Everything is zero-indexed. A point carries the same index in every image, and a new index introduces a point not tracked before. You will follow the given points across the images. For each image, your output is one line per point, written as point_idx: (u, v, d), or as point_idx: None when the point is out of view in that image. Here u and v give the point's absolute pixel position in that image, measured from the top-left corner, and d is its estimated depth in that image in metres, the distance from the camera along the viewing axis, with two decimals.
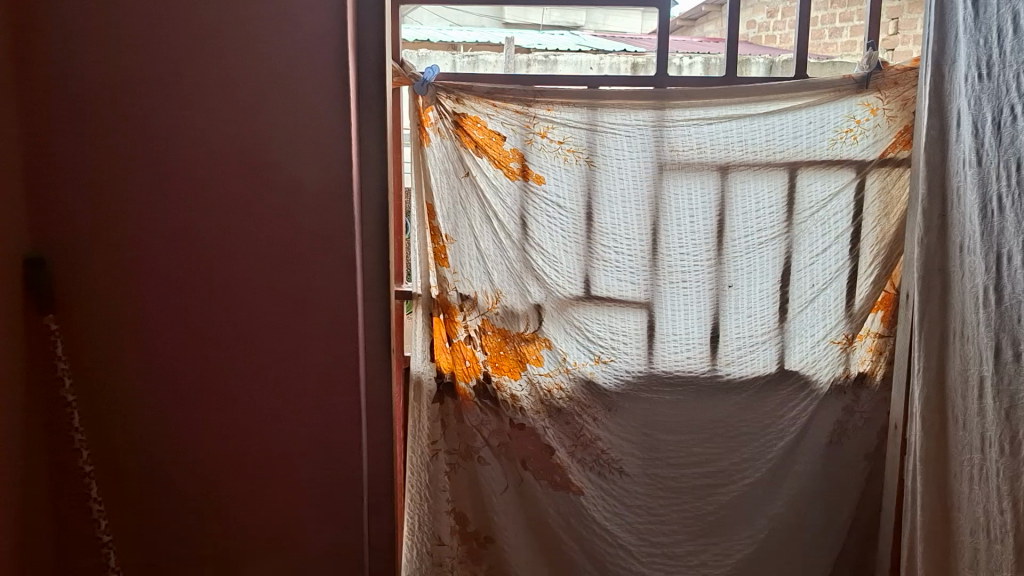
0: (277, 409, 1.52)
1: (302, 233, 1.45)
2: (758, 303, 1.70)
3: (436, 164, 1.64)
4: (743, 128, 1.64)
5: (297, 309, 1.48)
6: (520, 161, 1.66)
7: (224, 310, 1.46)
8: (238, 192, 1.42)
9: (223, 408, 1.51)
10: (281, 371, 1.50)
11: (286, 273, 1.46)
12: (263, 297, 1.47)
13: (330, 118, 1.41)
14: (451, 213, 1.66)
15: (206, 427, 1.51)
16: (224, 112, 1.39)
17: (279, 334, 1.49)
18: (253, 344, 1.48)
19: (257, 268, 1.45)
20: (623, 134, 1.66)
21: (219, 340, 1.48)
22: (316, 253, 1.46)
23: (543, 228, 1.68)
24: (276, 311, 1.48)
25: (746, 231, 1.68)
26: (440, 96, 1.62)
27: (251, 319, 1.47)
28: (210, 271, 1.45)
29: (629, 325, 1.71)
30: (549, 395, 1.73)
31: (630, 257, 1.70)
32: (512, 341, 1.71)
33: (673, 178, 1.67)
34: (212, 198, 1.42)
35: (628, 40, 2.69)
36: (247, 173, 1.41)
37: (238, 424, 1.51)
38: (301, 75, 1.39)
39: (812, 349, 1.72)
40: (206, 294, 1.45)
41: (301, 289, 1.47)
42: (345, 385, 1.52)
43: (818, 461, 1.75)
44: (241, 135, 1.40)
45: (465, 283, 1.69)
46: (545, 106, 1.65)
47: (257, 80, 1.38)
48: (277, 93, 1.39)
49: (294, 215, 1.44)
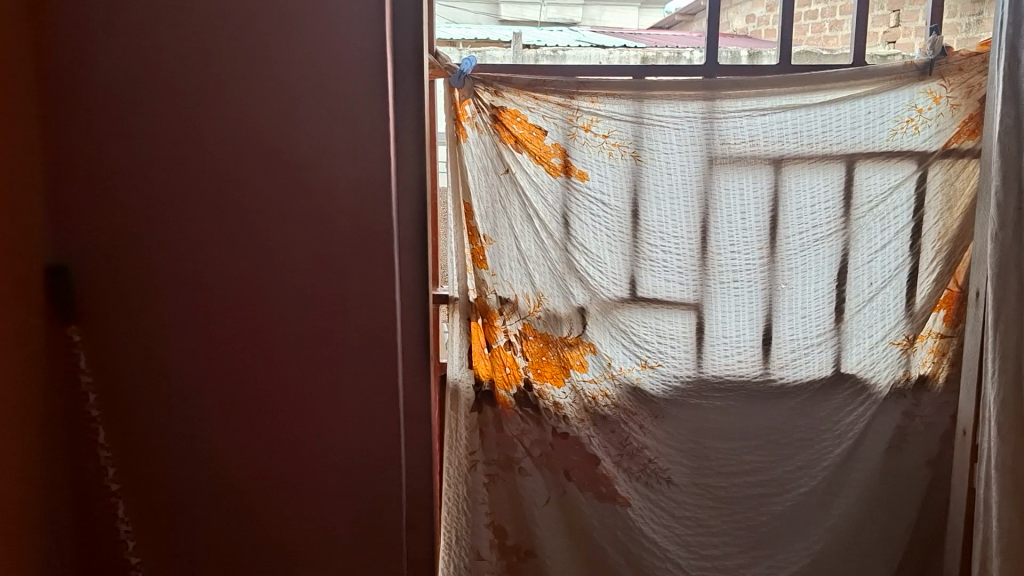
0: (314, 421, 1.43)
1: (341, 233, 1.36)
2: (812, 304, 1.62)
3: (473, 162, 1.57)
4: (799, 118, 1.55)
5: (335, 314, 1.39)
6: (562, 157, 1.58)
7: (259, 317, 1.38)
8: (273, 191, 1.33)
9: (258, 421, 1.42)
10: (319, 381, 1.42)
11: (324, 276, 1.37)
12: (299, 302, 1.38)
13: (372, 110, 1.32)
14: (490, 214, 1.58)
15: (240, 443, 1.43)
16: (259, 106, 1.30)
17: (317, 341, 1.40)
18: (290, 352, 1.40)
19: (293, 273, 1.37)
20: (671, 128, 1.57)
21: (254, 349, 1.39)
22: (356, 254, 1.37)
23: (586, 227, 1.60)
24: (313, 317, 1.39)
25: (801, 228, 1.59)
26: (478, 88, 1.54)
27: (286, 325, 1.39)
28: (244, 277, 1.36)
29: (677, 328, 1.63)
30: (593, 402, 1.65)
31: (678, 257, 1.61)
32: (554, 346, 1.63)
33: (724, 173, 1.58)
34: (247, 200, 1.33)
35: (627, 36, 2.47)
36: (284, 171, 1.33)
37: (274, 438, 1.43)
38: (340, 65, 1.30)
39: (871, 351, 1.63)
40: (240, 302, 1.37)
41: (339, 293, 1.38)
42: (385, 394, 1.44)
43: (877, 468, 1.67)
44: (277, 132, 1.31)
45: (505, 286, 1.61)
46: (589, 98, 1.56)
47: (294, 71, 1.29)
48: (314, 86, 1.30)
49: (334, 214, 1.35)
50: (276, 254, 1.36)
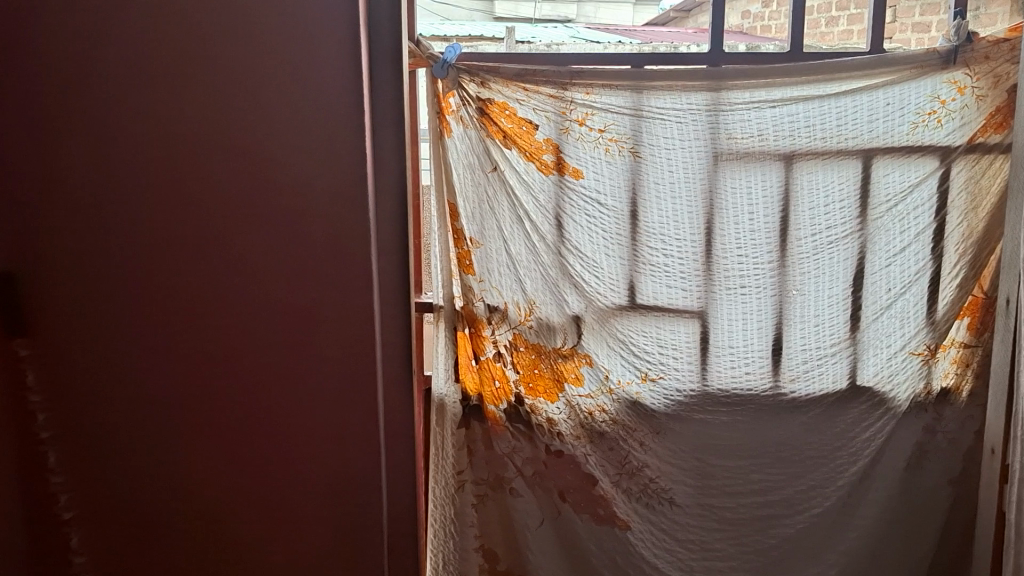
0: (286, 443, 1.31)
1: (313, 238, 1.24)
2: (826, 312, 1.50)
3: (458, 158, 1.46)
4: (812, 110, 1.43)
5: (308, 327, 1.27)
6: (554, 153, 1.46)
7: (224, 330, 1.26)
8: (238, 193, 1.21)
9: (225, 444, 1.30)
10: (291, 400, 1.29)
11: (296, 285, 1.25)
12: (269, 313, 1.26)
13: (345, 103, 1.20)
14: (476, 214, 1.48)
15: (206, 468, 1.31)
16: (220, 100, 1.18)
17: (289, 356, 1.28)
18: (259, 368, 1.28)
19: (261, 282, 1.25)
20: (672, 122, 1.45)
21: (219, 366, 1.27)
22: (331, 260, 1.25)
23: (581, 229, 1.48)
24: (284, 330, 1.27)
25: (813, 229, 1.47)
26: (462, 79, 1.43)
27: (254, 339, 1.27)
28: (207, 287, 1.24)
29: (679, 338, 1.51)
30: (590, 418, 1.53)
31: (681, 261, 1.49)
32: (547, 359, 1.51)
33: (730, 169, 1.46)
34: (209, 204, 1.21)
35: (623, 32, 2.34)
36: (249, 170, 1.20)
37: (243, 462, 1.31)
38: (308, 54, 1.18)
39: (889, 362, 1.51)
40: (203, 314, 1.25)
41: (312, 304, 1.26)
42: (364, 412, 1.32)
43: (896, 488, 1.56)
44: (241, 127, 1.19)
45: (494, 293, 1.50)
46: (583, 89, 1.45)
47: (257, 61, 1.17)
48: (281, 78, 1.18)
49: (305, 217, 1.23)
50: (241, 262, 1.24)
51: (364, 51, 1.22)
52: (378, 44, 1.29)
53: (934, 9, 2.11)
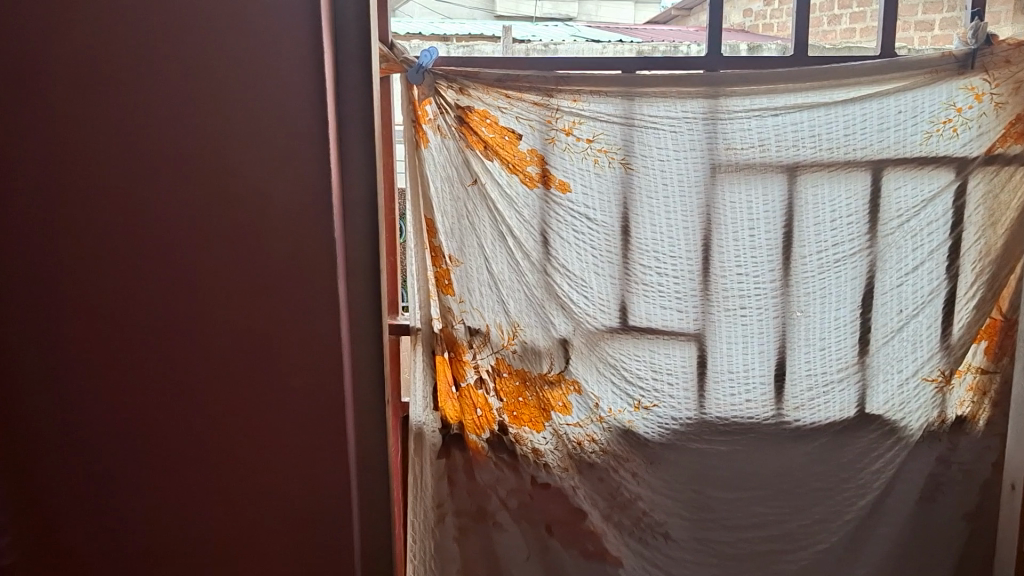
0: (247, 484, 1.20)
1: (275, 261, 1.13)
2: (832, 335, 1.40)
3: (436, 170, 1.36)
4: (817, 119, 1.33)
5: (268, 358, 1.16)
6: (540, 165, 1.36)
7: (178, 362, 1.15)
8: (192, 212, 1.11)
9: (181, 485, 1.20)
10: (252, 436, 1.19)
11: (257, 312, 1.15)
12: (227, 343, 1.15)
13: (309, 114, 1.09)
14: (455, 230, 1.37)
15: (160, 510, 1.20)
16: (169, 110, 1.07)
17: (249, 389, 1.17)
18: (217, 403, 1.17)
19: (218, 310, 1.14)
20: (666, 131, 1.34)
21: (174, 401, 1.17)
22: (294, 285, 1.14)
23: (569, 246, 1.38)
24: (243, 363, 1.16)
25: (819, 246, 1.37)
26: (440, 86, 1.33)
27: (212, 371, 1.16)
28: (159, 315, 1.14)
29: (675, 363, 1.41)
30: (579, 448, 1.42)
31: (676, 280, 1.39)
32: (533, 386, 1.41)
33: (729, 182, 1.36)
34: (158, 225, 1.11)
35: (621, 32, 2.21)
36: (203, 187, 1.10)
37: (202, 503, 1.21)
38: (267, 61, 1.07)
39: (901, 389, 1.41)
40: (154, 345, 1.15)
41: (274, 333, 1.16)
42: (332, 452, 1.21)
43: (906, 523, 1.45)
44: (193, 142, 1.09)
45: (474, 314, 1.39)
46: (570, 96, 1.34)
47: (211, 69, 1.07)
48: (236, 86, 1.07)
49: (266, 239, 1.12)
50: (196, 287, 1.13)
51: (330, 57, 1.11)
52: (345, 48, 1.18)
53: (937, 7, 2.01)
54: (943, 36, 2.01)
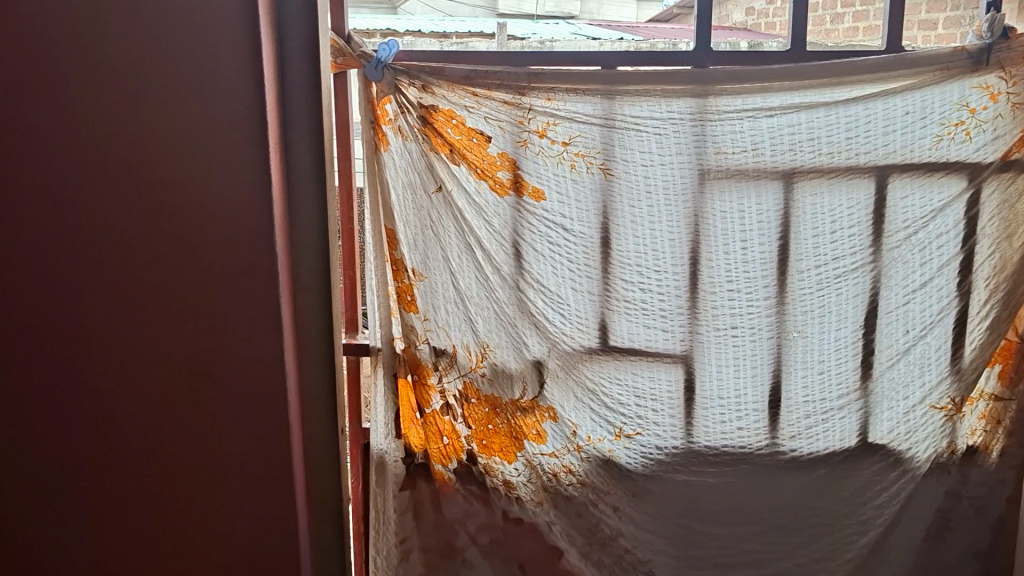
0: (186, 497, 1.15)
1: (210, 266, 1.07)
2: (832, 357, 1.28)
3: (396, 175, 1.24)
4: (816, 120, 1.20)
5: (205, 367, 1.11)
6: (511, 170, 1.23)
7: (112, 371, 1.10)
8: (122, 214, 1.05)
9: (118, 500, 1.14)
10: (191, 448, 1.14)
11: (193, 319, 1.09)
12: (162, 352, 1.09)
13: (243, 109, 1.03)
14: (418, 242, 1.25)
15: (97, 526, 1.15)
16: (94, 106, 1.01)
17: (187, 399, 1.12)
18: (154, 414, 1.12)
19: (153, 317, 1.08)
20: (649, 132, 1.22)
21: (108, 411, 1.11)
22: (232, 292, 1.09)
23: (543, 259, 1.25)
24: (180, 372, 1.11)
25: (817, 260, 1.24)
26: (400, 82, 1.21)
27: (148, 381, 1.10)
28: (88, 322, 1.08)
29: (660, 387, 1.29)
30: (554, 480, 1.30)
31: (661, 297, 1.26)
32: (504, 413, 1.29)
33: (718, 190, 1.23)
34: (87, 227, 1.05)
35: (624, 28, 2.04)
36: (132, 188, 1.04)
37: (140, 519, 1.15)
38: (198, 52, 1.01)
39: (907, 417, 1.29)
40: (85, 353, 1.09)
41: (210, 341, 1.10)
42: (274, 462, 1.16)
43: (913, 563, 1.33)
44: (121, 139, 1.02)
45: (440, 334, 1.27)
46: (543, 94, 1.22)
47: (137, 61, 1.00)
48: (167, 79, 1.01)
49: (201, 242, 1.06)
50: (128, 294, 1.07)
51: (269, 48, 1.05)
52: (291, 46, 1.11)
53: (941, 5, 1.75)
54: (947, 36, 1.75)
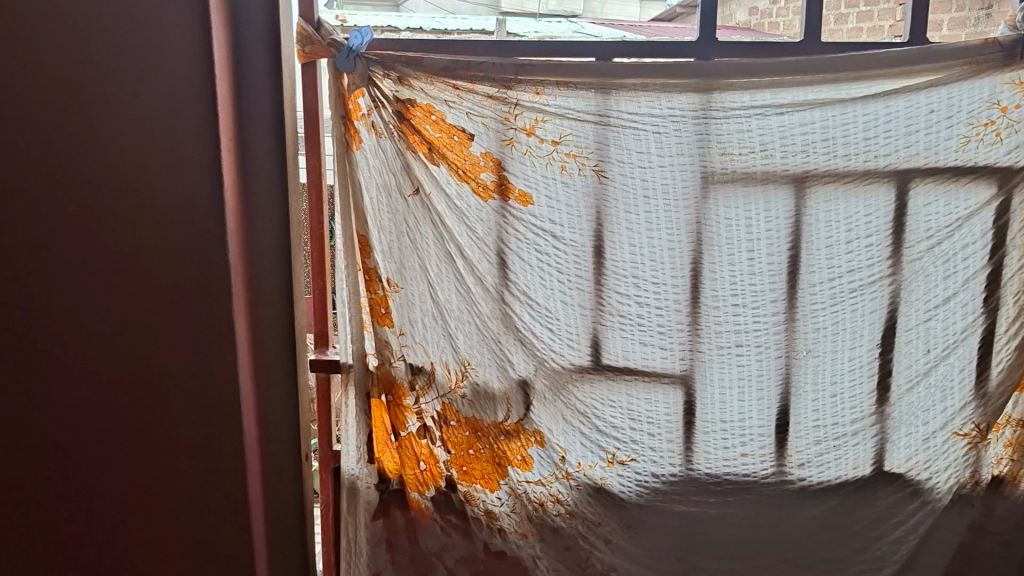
0: (145, 508, 1.12)
1: (167, 268, 1.04)
2: (846, 379, 1.17)
3: (370, 177, 1.13)
4: (831, 119, 1.08)
5: (164, 374, 1.07)
6: (495, 171, 1.12)
7: (67, 378, 1.06)
8: (77, 214, 1.01)
9: (74, 517, 1.10)
10: (150, 457, 1.10)
11: (150, 323, 1.05)
12: (120, 358, 1.06)
13: (195, 101, 0.99)
14: (393, 249, 1.15)
15: (55, 539, 1.11)
16: (44, 103, 0.97)
17: (146, 406, 1.08)
18: (113, 422, 1.08)
19: (109, 322, 1.05)
20: (648, 131, 1.10)
21: (65, 420, 1.07)
22: (190, 294, 1.05)
23: (530, 269, 1.14)
24: (139, 378, 1.07)
25: (831, 273, 1.13)
26: (374, 74, 1.10)
27: (106, 389, 1.07)
28: (44, 329, 1.04)
29: (657, 410, 1.18)
30: (541, 509, 1.20)
31: (659, 312, 1.15)
32: (486, 436, 1.19)
33: (723, 195, 1.11)
34: (40, 229, 1.01)
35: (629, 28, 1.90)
36: (86, 187, 1.00)
37: (98, 533, 1.11)
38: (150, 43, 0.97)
39: (927, 445, 1.18)
40: (40, 361, 1.05)
41: (168, 346, 1.06)
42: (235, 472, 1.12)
43: None
44: (73, 137, 0.98)
45: (418, 350, 1.17)
46: (532, 88, 1.10)
47: (85, 56, 0.96)
48: (117, 73, 0.97)
49: (157, 243, 1.03)
50: (84, 298, 1.03)
51: (223, 39, 1.02)
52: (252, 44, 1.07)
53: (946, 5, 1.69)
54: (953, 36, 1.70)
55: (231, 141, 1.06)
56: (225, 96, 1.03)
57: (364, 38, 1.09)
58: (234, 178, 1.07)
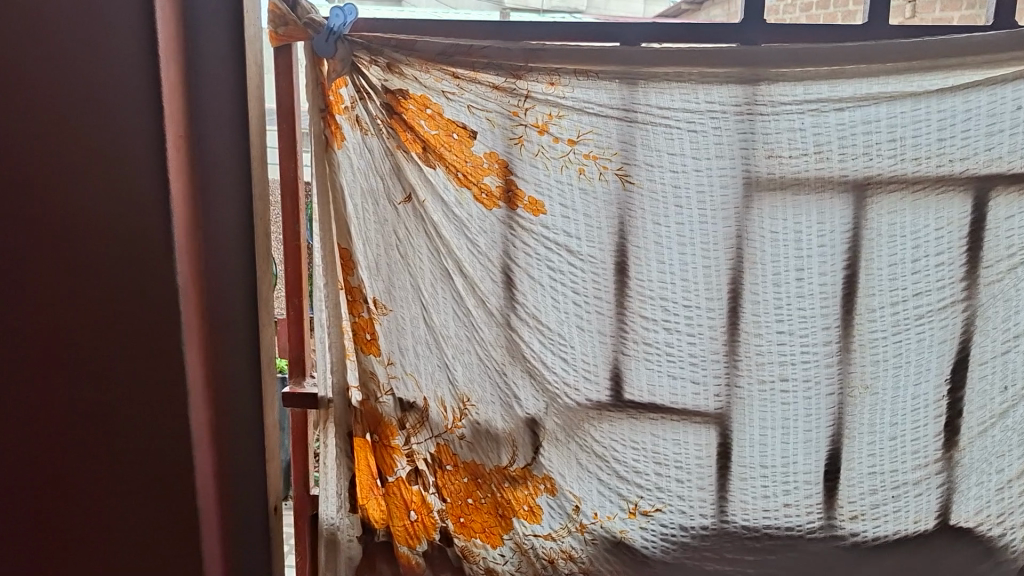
0: None
1: (130, 282, 0.95)
2: (907, 419, 1.00)
3: (354, 182, 0.97)
4: (899, 117, 0.91)
5: (126, 399, 0.98)
6: (501, 176, 0.96)
7: None
8: (41, 225, 0.93)
9: None
10: (109, 486, 1.01)
11: (115, 349, 0.97)
12: (85, 385, 0.98)
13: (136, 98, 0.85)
14: (382, 266, 0.99)
15: None
16: None
17: (108, 436, 0.99)
18: (74, 451, 0.99)
19: None
20: (681, 129, 0.93)
21: None
22: (157, 315, 0.96)
23: (540, 290, 0.98)
24: (103, 405, 0.98)
25: (894, 297, 0.97)
26: (360, 61, 0.94)
27: (68, 417, 0.98)
28: None
29: (686, 453, 1.01)
30: (551, 567, 1.04)
31: (692, 341, 0.98)
32: (489, 483, 1.03)
33: (768, 205, 0.95)
34: None
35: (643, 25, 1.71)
36: (51, 196, 0.92)
37: None
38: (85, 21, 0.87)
39: (1001, 496, 1.01)
40: None
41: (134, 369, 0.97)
42: None
43: None
44: None
45: (408, 383, 1.01)
46: (545, 78, 0.93)
47: None
48: (81, 73, 0.89)
49: None
50: (49, 317, 0.96)
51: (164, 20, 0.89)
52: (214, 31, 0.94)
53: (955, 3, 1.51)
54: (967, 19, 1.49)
55: (181, 140, 0.95)
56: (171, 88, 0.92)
57: (349, 19, 0.92)
58: (184, 182, 0.95)
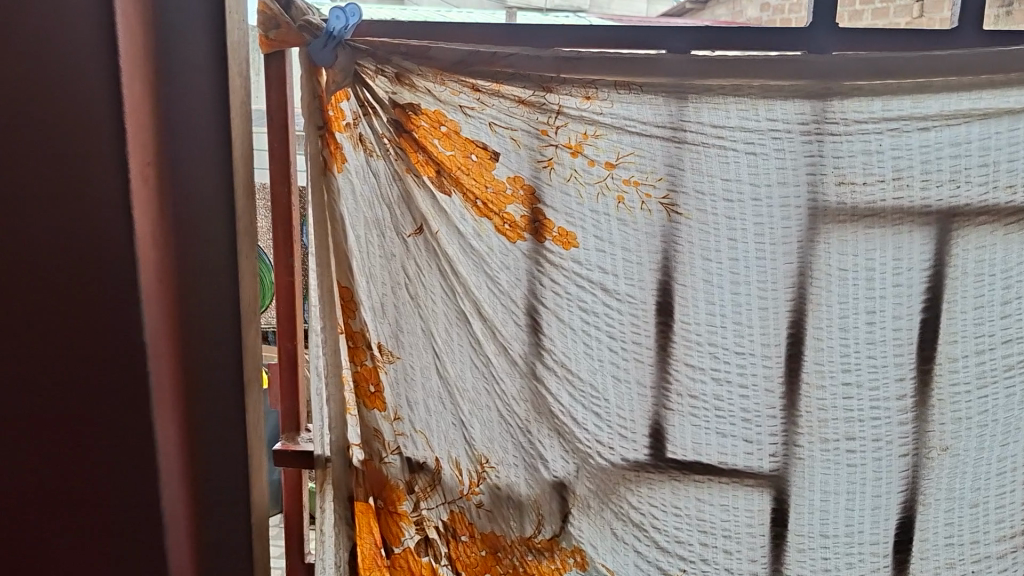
0: None
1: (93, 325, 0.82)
2: (993, 486, 0.85)
3: (355, 210, 0.84)
4: (993, 137, 0.77)
5: (88, 454, 0.86)
6: (526, 205, 0.82)
7: None
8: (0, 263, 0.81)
9: None
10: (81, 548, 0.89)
11: (78, 400, 0.84)
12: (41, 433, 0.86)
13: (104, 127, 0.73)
14: (387, 307, 0.86)
15: None
16: None
17: (71, 491, 0.87)
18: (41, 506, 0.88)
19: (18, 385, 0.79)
20: (738, 150, 0.79)
21: None
22: (121, 371, 0.82)
23: (569, 335, 0.84)
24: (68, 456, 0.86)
25: (980, 343, 0.81)
26: (364, 70, 0.81)
27: (27, 466, 0.87)
28: None
29: (738, 522, 0.87)
30: None
31: (744, 394, 0.84)
32: (509, 556, 0.90)
33: (835, 237, 0.80)
34: None
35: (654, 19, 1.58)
36: (3, 218, 0.80)
37: None
38: (35, 18, 0.75)
39: None
40: None
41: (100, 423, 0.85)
42: None
43: None
44: None
45: (418, 440, 0.89)
46: (580, 92, 0.80)
47: None
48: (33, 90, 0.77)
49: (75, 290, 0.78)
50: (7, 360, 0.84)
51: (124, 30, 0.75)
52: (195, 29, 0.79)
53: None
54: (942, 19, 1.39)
55: (151, 167, 0.80)
56: (135, 111, 0.77)
57: (350, 21, 0.80)
58: (155, 220, 0.81)
